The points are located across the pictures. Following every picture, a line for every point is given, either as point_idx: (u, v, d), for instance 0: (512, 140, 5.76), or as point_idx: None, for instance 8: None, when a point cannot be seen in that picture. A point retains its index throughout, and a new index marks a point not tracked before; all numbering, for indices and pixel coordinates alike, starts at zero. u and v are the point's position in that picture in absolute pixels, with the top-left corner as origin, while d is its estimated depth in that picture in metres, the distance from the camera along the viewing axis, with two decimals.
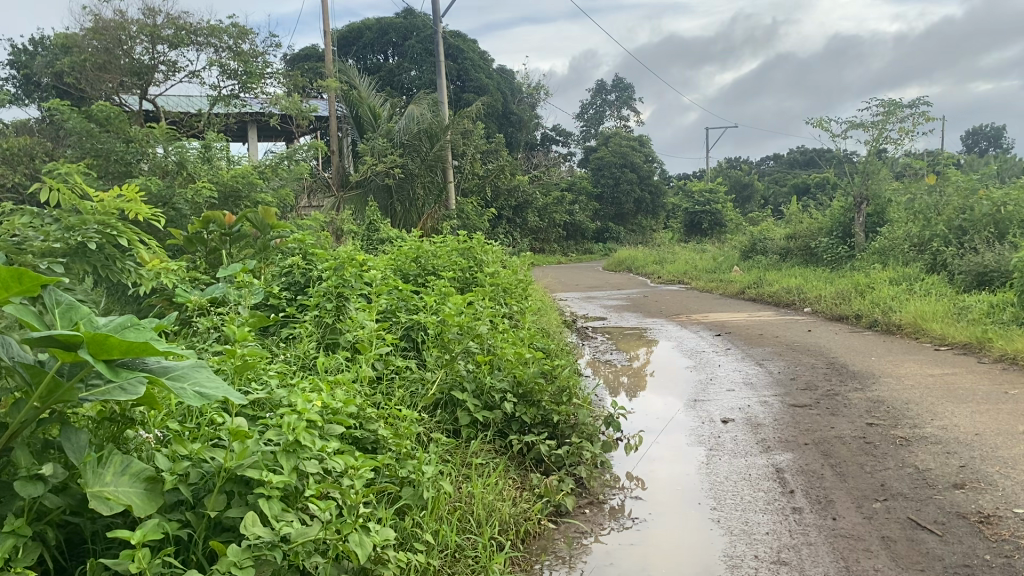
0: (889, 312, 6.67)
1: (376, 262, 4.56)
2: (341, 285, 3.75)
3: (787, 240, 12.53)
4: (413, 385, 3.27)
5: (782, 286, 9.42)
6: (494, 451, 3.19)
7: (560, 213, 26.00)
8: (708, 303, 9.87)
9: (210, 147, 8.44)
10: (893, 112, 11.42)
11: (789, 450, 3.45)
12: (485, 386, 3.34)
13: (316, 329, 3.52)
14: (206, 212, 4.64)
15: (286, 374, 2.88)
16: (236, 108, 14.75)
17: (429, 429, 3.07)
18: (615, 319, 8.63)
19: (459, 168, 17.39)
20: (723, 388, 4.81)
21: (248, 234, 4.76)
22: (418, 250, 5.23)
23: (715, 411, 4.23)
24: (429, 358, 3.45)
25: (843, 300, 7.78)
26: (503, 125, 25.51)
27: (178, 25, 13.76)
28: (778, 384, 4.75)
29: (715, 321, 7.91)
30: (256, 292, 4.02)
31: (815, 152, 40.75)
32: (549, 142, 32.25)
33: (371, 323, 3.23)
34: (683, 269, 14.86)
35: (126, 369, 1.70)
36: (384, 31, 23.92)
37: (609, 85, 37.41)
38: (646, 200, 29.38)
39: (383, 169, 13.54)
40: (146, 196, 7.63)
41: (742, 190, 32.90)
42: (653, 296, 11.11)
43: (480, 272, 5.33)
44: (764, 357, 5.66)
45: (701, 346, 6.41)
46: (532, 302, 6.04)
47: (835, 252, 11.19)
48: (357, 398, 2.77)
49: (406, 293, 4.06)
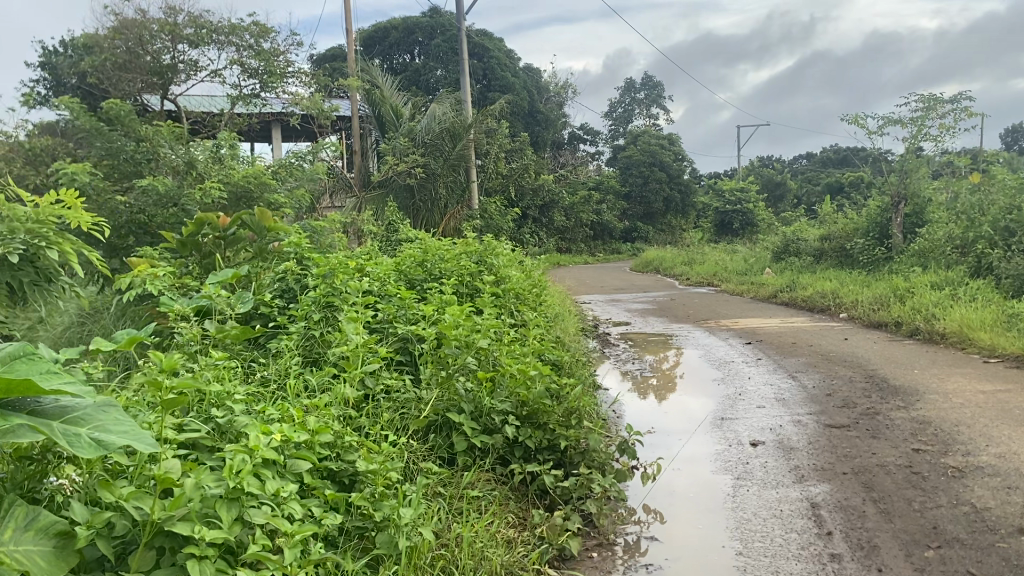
0: (932, 320, 6.25)
1: (376, 268, 4.26)
2: (331, 294, 3.46)
3: (821, 241, 12.09)
4: (404, 406, 2.97)
5: (816, 290, 8.99)
6: (493, 481, 2.87)
7: (587, 213, 25.64)
8: (738, 307, 9.45)
9: (222, 147, 8.21)
10: (933, 108, 10.92)
11: (826, 480, 3.08)
12: (485, 408, 3.01)
13: (301, 341, 3.23)
14: (199, 213, 4.33)
15: (256, 396, 2.59)
16: (257, 108, 14.53)
17: (418, 457, 2.77)
18: (639, 325, 8.26)
19: (483, 167, 17.11)
20: (752, 404, 4.43)
21: (243, 238, 4.45)
22: (426, 254, 4.91)
23: (744, 431, 3.86)
24: (423, 375, 3.15)
25: (882, 306, 7.36)
26: (530, 124, 25.21)
27: (198, 23, 13.58)
28: (813, 401, 4.37)
29: (745, 327, 7.53)
30: (245, 300, 3.72)
31: (849, 150, 39.98)
32: (577, 141, 31.90)
33: (356, 338, 2.94)
34: (713, 270, 14.45)
35: (10, 412, 1.36)
36: (410, 31, 23.66)
37: (637, 84, 37.00)
38: (675, 199, 28.93)
39: (405, 169, 13.26)
40: (156, 197, 7.40)
41: (774, 189, 32.32)
42: (680, 299, 10.75)
43: (493, 276, 5.00)
44: (797, 369, 5.28)
45: (730, 356, 6.04)
46: (548, 309, 5.68)
47: (871, 254, 10.74)
48: (333, 423, 2.47)
49: (406, 302, 3.75)
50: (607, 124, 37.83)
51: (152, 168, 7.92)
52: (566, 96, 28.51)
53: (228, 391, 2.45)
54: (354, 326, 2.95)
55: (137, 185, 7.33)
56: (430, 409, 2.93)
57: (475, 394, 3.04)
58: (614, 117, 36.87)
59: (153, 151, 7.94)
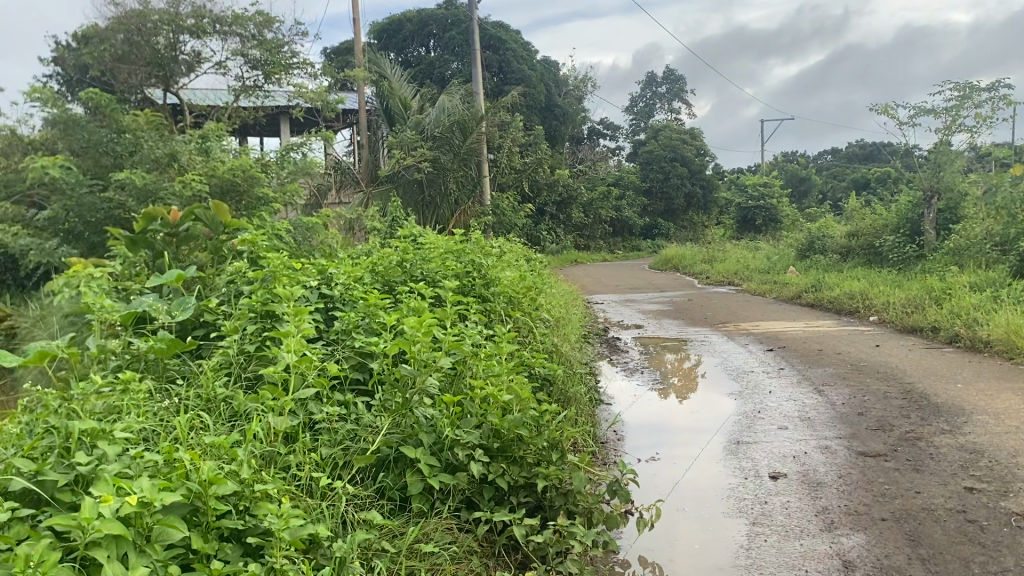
0: (974, 325, 5.66)
1: (342, 269, 3.76)
2: (273, 301, 2.95)
3: (848, 238, 11.47)
4: (347, 439, 2.47)
5: (844, 291, 8.38)
6: (455, 530, 2.37)
7: (606, 209, 25.11)
8: (758, 308, 8.86)
9: (209, 139, 7.75)
10: (969, 97, 10.27)
11: (861, 529, 2.54)
12: (447, 441, 2.48)
13: (235, 358, 2.74)
14: (148, 206, 3.89)
15: (149, 435, 2.10)
16: (261, 99, 14.22)
17: (358, 506, 2.26)
18: (652, 328, 7.69)
19: (496, 162, 16.59)
20: (772, 425, 3.87)
21: (199, 235, 3.99)
22: (404, 253, 4.39)
23: (762, 460, 3.32)
24: (376, 400, 2.64)
25: (916, 309, 6.77)
26: (547, 118, 24.63)
27: (202, 13, 13.12)
28: (842, 422, 3.80)
29: (767, 332, 6.95)
30: (186, 305, 3.24)
31: (874, 144, 39.12)
32: (597, 136, 31.30)
33: (288, 362, 2.43)
34: (734, 268, 13.85)
35: None
36: (425, 23, 23.06)
37: (659, 77, 36.34)
38: (697, 194, 28.26)
39: (413, 163, 12.72)
40: (133, 192, 6.91)
41: (798, 184, 31.62)
42: (698, 299, 10.20)
43: (481, 277, 4.47)
44: (824, 382, 4.72)
45: (749, 365, 5.49)
46: (546, 313, 5.15)
47: (901, 252, 10.11)
48: (242, 468, 1.98)
49: (366, 310, 3.23)
50: (628, 119, 37.18)
51: (134, 161, 7.43)
52: (585, 89, 27.90)
53: (110, 427, 1.95)
54: (287, 343, 2.44)
55: (115, 179, 6.86)
56: (379, 442, 2.42)
57: (440, 422, 2.51)
58: (635, 111, 36.21)
59: (135, 142, 7.46)
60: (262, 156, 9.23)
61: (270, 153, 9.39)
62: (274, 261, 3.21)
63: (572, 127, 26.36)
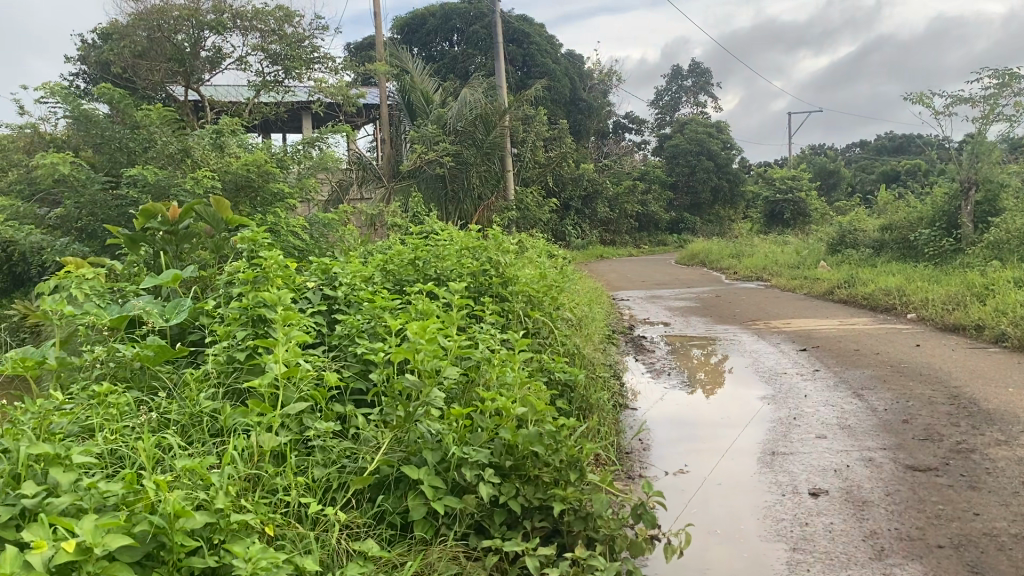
0: (1022, 323, 5.34)
1: (347, 267, 3.54)
2: (268, 304, 2.74)
3: (881, 232, 11.11)
4: (342, 459, 2.24)
5: (879, 287, 8.05)
6: (462, 561, 2.13)
7: (631, 203, 24.79)
8: (789, 304, 8.55)
9: (222, 134, 7.56)
10: (1008, 84, 9.88)
11: (915, 558, 2.28)
12: (452, 459, 2.25)
13: (224, 366, 2.53)
14: (145, 205, 3.69)
15: (117, 458, 1.89)
16: (281, 95, 14.00)
17: (352, 534, 2.04)
18: (679, 326, 7.41)
19: (518, 156, 16.34)
20: (809, 433, 3.60)
21: (199, 234, 3.78)
22: (417, 250, 4.16)
23: (800, 474, 3.06)
24: (376, 414, 2.41)
25: (958, 306, 6.45)
26: (571, 111, 24.33)
27: (221, 8, 12.99)
28: (887, 431, 3.53)
29: (799, 330, 6.65)
30: (180, 308, 3.03)
31: (905, 137, 38.43)
32: (621, 130, 30.96)
33: (277, 375, 2.22)
34: (763, 263, 13.50)
35: None
36: (448, 17, 22.81)
37: (684, 70, 35.90)
38: (724, 188, 27.84)
39: (435, 158, 12.51)
40: (145, 189, 6.74)
41: (827, 177, 31.08)
42: (726, 296, 9.89)
43: (498, 273, 4.22)
44: (864, 385, 4.44)
45: (783, 366, 5.21)
46: (568, 311, 4.90)
47: (938, 246, 9.75)
48: (218, 498, 1.76)
49: (371, 311, 3.02)
50: (653, 112, 36.76)
51: (147, 157, 7.26)
52: (609, 83, 27.56)
53: (70, 451, 1.75)
54: (276, 354, 2.23)
55: (127, 175, 6.69)
56: (378, 461, 2.20)
57: (446, 438, 2.29)
58: (660, 104, 35.75)
59: (149, 138, 7.30)
60: (278, 150, 9.07)
61: (287, 147, 9.24)
62: (269, 261, 3.00)
63: (596, 121, 26.05)
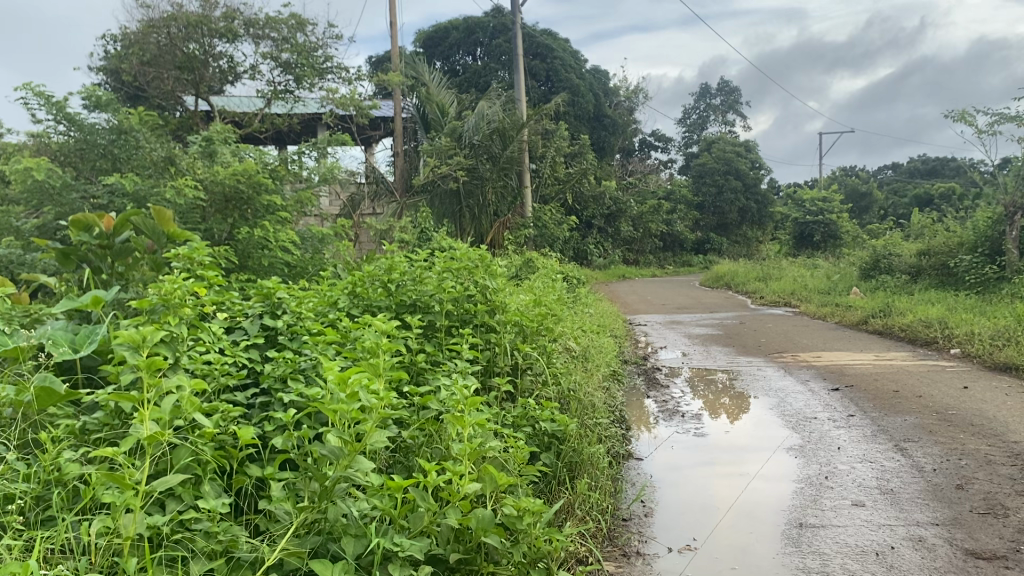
0: None
1: (296, 293, 3.03)
2: (171, 332, 2.20)
3: (919, 257, 10.50)
4: (236, 550, 1.73)
5: (918, 317, 7.41)
6: None
7: (656, 223, 24.24)
8: (819, 335, 7.93)
9: (212, 143, 7.13)
10: None
11: None
12: (376, 552, 1.73)
13: (106, 419, 1.99)
14: (75, 214, 3.19)
15: None
16: (292, 105, 13.55)
17: None
18: (699, 356, 6.84)
19: (538, 172, 15.84)
20: (843, 500, 3.01)
21: (136, 250, 3.30)
22: (391, 273, 3.64)
23: (835, 558, 2.49)
24: (289, 483, 1.88)
25: (1008, 342, 5.83)
26: (596, 128, 23.82)
27: (234, 15, 12.67)
28: (940, 499, 2.95)
29: (832, 366, 6.05)
30: (91, 340, 2.51)
31: (939, 159, 37.54)
32: (648, 148, 30.41)
33: (144, 439, 1.70)
34: (791, 287, 12.89)
35: None
36: (472, 31, 22.44)
37: (713, 89, 35.30)
38: (752, 209, 27.10)
39: (449, 171, 11.92)
40: (124, 198, 6.28)
41: (858, 200, 30.30)
42: (751, 323, 9.30)
43: (486, 299, 3.67)
44: (906, 436, 3.86)
45: (813, 409, 4.61)
46: (567, 341, 4.36)
47: (980, 273, 9.10)
48: None
49: (315, 348, 2.51)
50: (681, 131, 36.19)
51: (133, 164, 6.84)
52: (636, 100, 27.04)
53: None
54: (145, 413, 1.70)
55: (106, 182, 6.26)
56: (282, 554, 1.68)
57: (373, 524, 1.79)
58: (687, 123, 35.13)
59: (136, 145, 6.89)
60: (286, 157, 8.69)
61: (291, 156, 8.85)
62: (180, 285, 2.47)
63: (621, 139, 25.56)
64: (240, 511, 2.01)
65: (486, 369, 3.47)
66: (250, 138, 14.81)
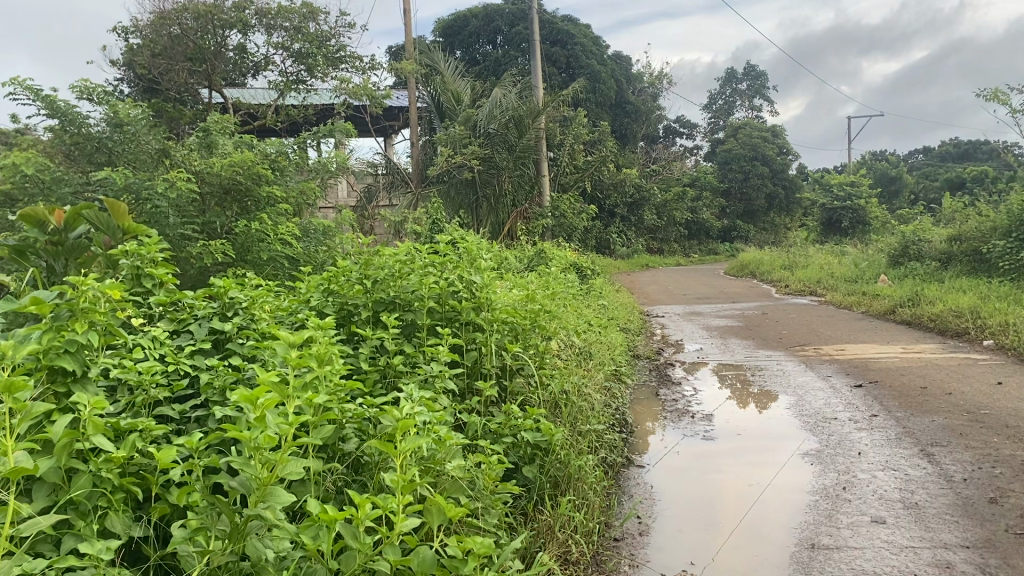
0: None
1: (255, 292, 2.75)
2: (86, 340, 1.94)
3: (950, 242, 10.08)
4: None
5: (949, 306, 7.03)
6: None
7: (680, 210, 23.80)
8: (844, 326, 7.58)
9: (211, 134, 6.91)
10: None
11: None
12: None
13: None
14: (22, 209, 2.93)
15: None
16: (304, 96, 13.29)
17: None
18: (716, 350, 6.51)
19: (556, 160, 15.53)
20: (862, 516, 2.71)
21: (88, 248, 3.06)
22: (369, 268, 3.37)
23: None
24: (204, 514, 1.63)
25: None
26: (618, 115, 23.40)
27: (245, 5, 12.45)
28: (972, 515, 2.64)
29: (856, 360, 5.70)
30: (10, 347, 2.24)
31: (971, 142, 36.68)
32: (672, 135, 29.93)
33: (10, 474, 1.43)
34: (817, 275, 12.49)
35: None
36: (491, 18, 22.09)
37: (739, 73, 34.67)
38: (780, 195, 26.57)
39: (463, 161, 11.59)
40: (115, 191, 6.05)
41: (888, 184, 29.64)
42: (774, 313, 8.95)
43: (473, 296, 3.38)
44: (935, 440, 3.54)
45: (834, 409, 4.29)
46: (562, 334, 4.06)
47: (1014, 259, 8.69)
48: None
49: (263, 354, 2.24)
50: (707, 116, 35.63)
51: (128, 156, 6.62)
52: (659, 86, 26.63)
53: None
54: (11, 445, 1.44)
55: (97, 176, 6.04)
56: None
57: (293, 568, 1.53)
58: (713, 108, 34.53)
59: (131, 137, 6.65)
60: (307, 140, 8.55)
61: (310, 141, 8.67)
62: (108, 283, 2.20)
63: (645, 125, 25.14)
64: (158, 546, 1.76)
65: (472, 372, 3.20)
66: (264, 130, 14.62)
